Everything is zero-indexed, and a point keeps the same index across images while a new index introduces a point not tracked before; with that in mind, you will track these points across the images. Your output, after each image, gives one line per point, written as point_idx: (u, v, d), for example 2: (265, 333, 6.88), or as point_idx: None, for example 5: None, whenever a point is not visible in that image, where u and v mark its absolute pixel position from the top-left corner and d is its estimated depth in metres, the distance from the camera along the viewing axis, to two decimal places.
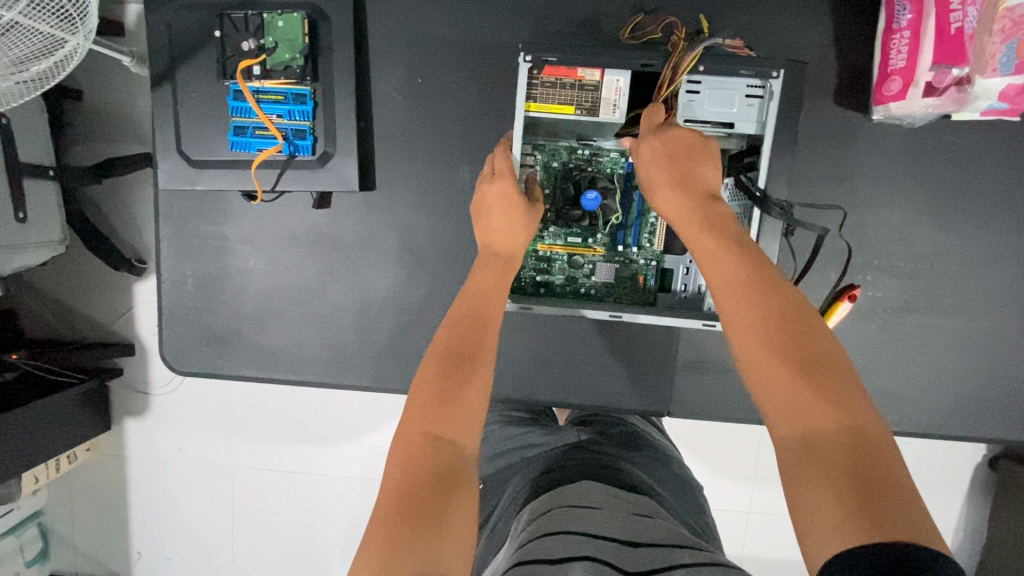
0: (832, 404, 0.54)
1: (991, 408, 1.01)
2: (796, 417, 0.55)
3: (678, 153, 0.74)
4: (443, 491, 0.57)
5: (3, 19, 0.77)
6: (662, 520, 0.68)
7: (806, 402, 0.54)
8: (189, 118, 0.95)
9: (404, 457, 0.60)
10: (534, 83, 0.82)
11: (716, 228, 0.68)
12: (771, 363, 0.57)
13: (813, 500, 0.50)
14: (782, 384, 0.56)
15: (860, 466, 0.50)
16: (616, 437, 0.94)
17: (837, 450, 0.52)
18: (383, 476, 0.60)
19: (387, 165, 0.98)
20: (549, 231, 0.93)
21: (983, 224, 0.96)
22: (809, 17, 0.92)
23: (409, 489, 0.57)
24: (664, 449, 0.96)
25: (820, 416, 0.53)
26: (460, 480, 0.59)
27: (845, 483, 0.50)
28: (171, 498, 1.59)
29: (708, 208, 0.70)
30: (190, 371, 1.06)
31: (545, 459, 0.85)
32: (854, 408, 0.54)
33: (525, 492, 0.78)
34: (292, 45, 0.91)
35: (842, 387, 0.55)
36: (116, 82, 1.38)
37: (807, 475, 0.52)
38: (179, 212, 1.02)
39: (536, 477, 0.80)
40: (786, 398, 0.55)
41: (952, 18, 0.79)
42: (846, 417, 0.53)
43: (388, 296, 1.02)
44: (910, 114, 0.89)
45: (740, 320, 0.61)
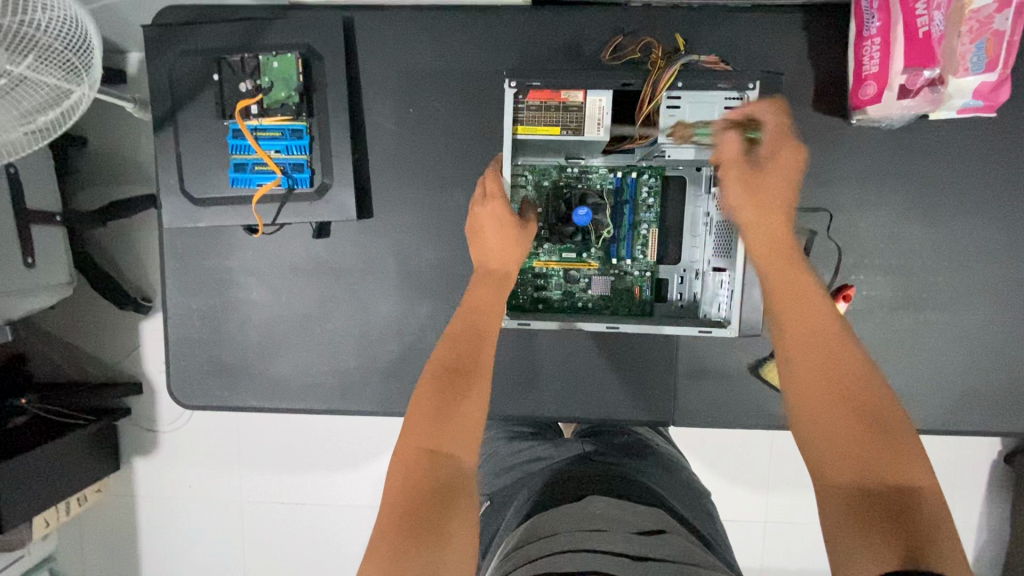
0: (887, 450, 0.56)
1: (996, 400, 1.01)
2: (848, 456, 0.56)
3: (770, 174, 0.74)
4: (443, 504, 0.60)
5: (11, 73, 0.82)
6: (674, 534, 0.68)
7: (862, 445, 0.56)
8: (190, 158, 0.98)
9: (404, 472, 0.61)
10: (521, 106, 0.84)
11: (785, 260, 0.69)
12: (826, 400, 0.59)
13: (850, 528, 0.54)
14: (839, 424, 0.58)
15: (906, 508, 0.53)
16: (623, 447, 0.95)
17: (889, 495, 0.54)
18: (383, 491, 0.62)
19: (382, 192, 1.01)
20: (544, 248, 0.96)
21: (970, 218, 0.98)
22: (782, 29, 0.95)
23: (409, 505, 0.59)
24: (670, 457, 0.96)
25: (875, 461, 0.55)
26: (459, 494, 0.61)
27: (887, 522, 0.52)
28: (184, 536, 1.59)
29: (778, 241, 0.71)
30: (198, 405, 1.07)
31: (550, 473, 0.85)
32: (910, 460, 0.55)
33: (527, 509, 0.77)
34: (287, 84, 0.94)
35: (898, 435, 0.56)
36: (121, 128, 1.45)
37: (849, 510, 0.54)
38: (182, 248, 1.04)
39: (539, 491, 0.80)
40: (841, 440, 0.57)
41: (920, 22, 0.82)
42: (900, 463, 0.55)
43: (389, 321, 1.03)
44: (888, 116, 0.92)
45: (802, 354, 0.62)
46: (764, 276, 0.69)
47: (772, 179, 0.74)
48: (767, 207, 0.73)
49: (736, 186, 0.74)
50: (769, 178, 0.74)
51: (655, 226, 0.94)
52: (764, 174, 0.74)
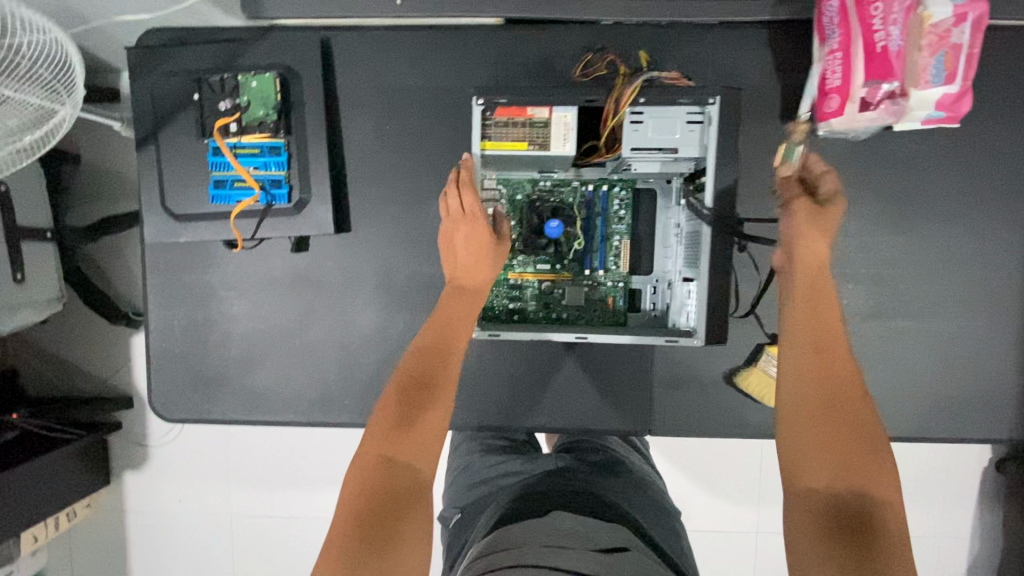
0: (856, 465, 0.66)
1: (972, 406, 1.02)
2: (828, 470, 0.65)
3: (824, 217, 0.83)
4: (397, 510, 0.65)
5: None
6: (635, 551, 0.70)
7: (843, 463, 0.66)
8: (172, 175, 1.00)
9: (361, 478, 0.67)
10: (488, 123, 0.86)
11: (805, 299, 0.78)
12: (811, 418, 0.69)
13: (810, 531, 0.63)
14: (824, 440, 0.67)
15: (868, 522, 0.62)
16: (595, 464, 0.95)
17: (853, 503, 0.63)
18: (340, 496, 0.67)
19: (361, 207, 1.03)
20: (519, 259, 0.98)
21: (939, 227, 1.00)
22: (749, 45, 0.97)
23: (364, 507, 0.64)
24: (642, 475, 0.97)
25: (848, 473, 0.65)
26: (412, 500, 0.66)
27: (848, 531, 0.61)
28: (173, 550, 1.60)
29: (806, 278, 0.80)
30: (180, 418, 1.08)
31: (520, 487, 0.86)
32: (873, 477, 0.65)
33: (493, 521, 0.78)
34: (265, 102, 0.96)
35: (867, 457, 0.66)
36: (114, 146, 1.49)
37: (817, 517, 0.63)
38: (164, 263, 1.06)
39: (508, 504, 0.80)
40: (824, 454, 0.66)
41: (878, 37, 0.84)
42: (865, 479, 0.65)
43: (368, 333, 1.05)
44: (852, 128, 0.93)
45: (799, 376, 0.72)
46: (790, 310, 0.78)
47: (822, 224, 0.83)
48: (807, 246, 0.81)
49: (793, 226, 0.83)
50: (824, 220, 0.83)
51: (627, 237, 0.96)
52: (820, 218, 0.83)
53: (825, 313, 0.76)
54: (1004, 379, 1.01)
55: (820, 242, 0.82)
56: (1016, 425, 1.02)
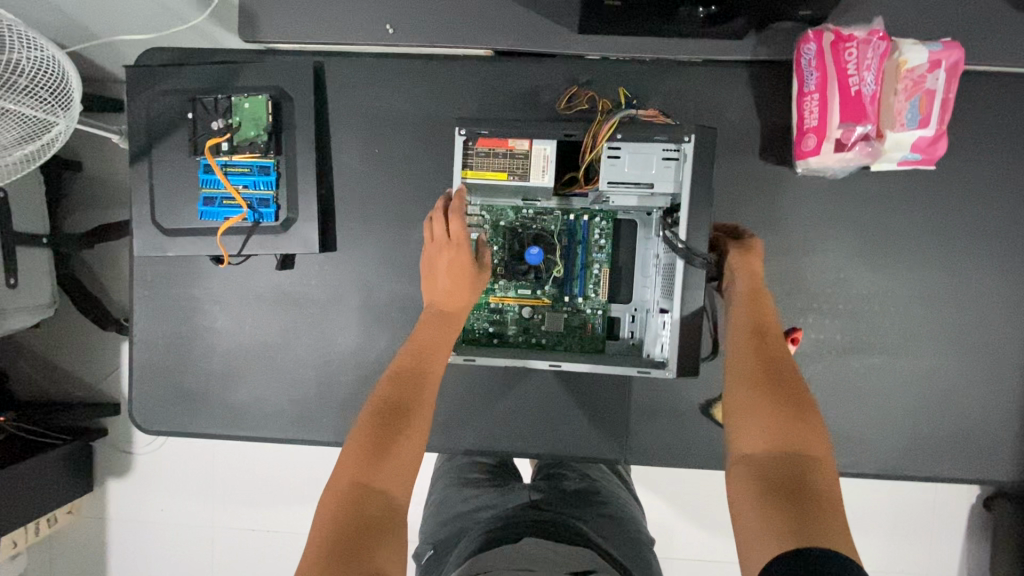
0: (794, 436, 0.66)
1: (947, 444, 1.02)
2: (764, 435, 0.67)
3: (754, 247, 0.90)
4: (372, 537, 0.65)
5: None
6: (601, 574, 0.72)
7: (779, 426, 0.67)
8: (162, 190, 1.02)
9: (336, 504, 0.68)
10: (470, 152, 0.89)
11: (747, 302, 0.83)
12: (751, 396, 0.71)
13: (751, 507, 0.62)
14: (759, 409, 0.69)
15: (805, 483, 0.62)
16: (570, 495, 0.96)
17: (792, 473, 0.63)
18: (314, 523, 0.67)
19: (347, 227, 1.05)
20: (500, 284, 0.99)
21: (915, 266, 1.01)
22: (730, 83, 1.00)
23: (337, 532, 0.64)
24: (619, 504, 0.97)
25: (786, 442, 0.66)
26: (386, 527, 0.66)
27: (783, 491, 0.62)
28: (152, 560, 1.60)
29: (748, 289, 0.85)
30: (159, 430, 1.08)
31: (493, 518, 0.87)
32: (812, 449, 0.66)
33: (466, 553, 0.79)
34: (257, 123, 0.99)
35: (807, 431, 0.67)
36: (113, 157, 1.53)
37: (754, 479, 0.64)
38: (152, 276, 1.07)
39: (479, 535, 0.81)
40: (760, 423, 0.68)
41: (852, 82, 0.88)
42: (802, 450, 0.65)
43: (349, 351, 1.06)
44: (829, 167, 0.95)
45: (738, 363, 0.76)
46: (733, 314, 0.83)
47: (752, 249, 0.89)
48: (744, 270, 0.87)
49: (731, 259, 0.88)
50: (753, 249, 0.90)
51: (606, 266, 0.97)
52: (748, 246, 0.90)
53: (762, 314, 0.81)
54: (979, 419, 1.02)
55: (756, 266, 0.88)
56: (990, 465, 1.02)
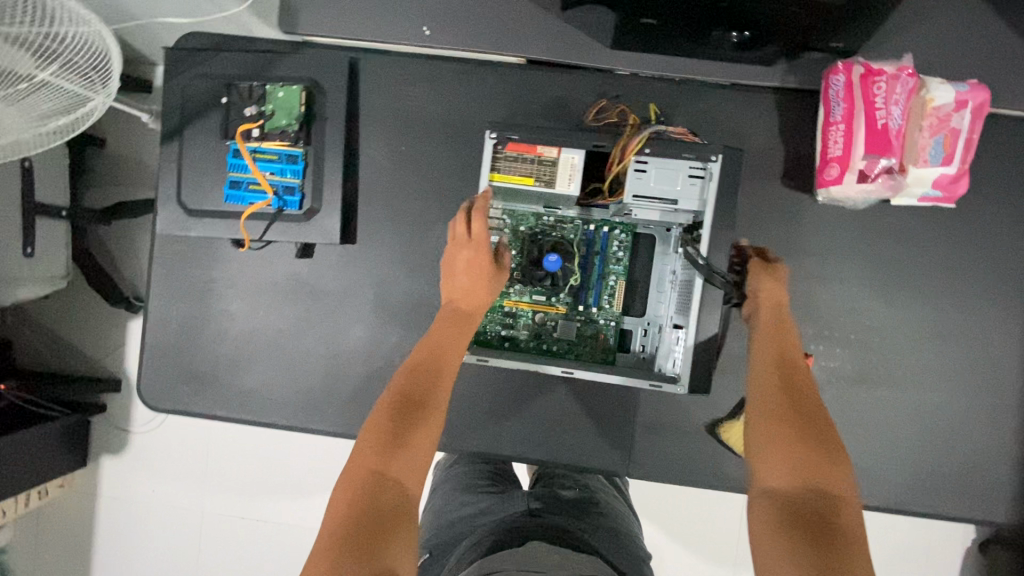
0: (819, 469, 0.67)
1: (951, 483, 1.02)
2: (788, 468, 0.67)
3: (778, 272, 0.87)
4: (385, 529, 0.66)
5: (36, 78, 0.88)
6: None
7: (801, 458, 0.67)
8: (190, 171, 1.03)
9: (351, 493, 0.69)
10: (498, 156, 0.90)
11: (773, 328, 0.82)
12: (774, 425, 0.71)
13: (771, 538, 0.63)
14: (781, 439, 0.69)
15: (827, 512, 0.63)
16: (568, 503, 0.96)
17: (816, 506, 0.64)
18: (327, 511, 0.68)
19: (368, 221, 1.06)
20: (516, 288, 1.00)
21: (928, 301, 1.01)
22: (756, 108, 1.01)
23: (352, 523, 0.66)
24: (616, 515, 0.98)
25: (811, 476, 0.66)
26: (400, 520, 0.67)
27: (807, 525, 0.62)
28: (139, 543, 1.61)
29: (773, 312, 0.84)
30: (165, 408, 1.08)
31: (495, 522, 0.87)
32: (837, 484, 0.66)
33: (471, 555, 0.79)
34: (289, 112, 1.00)
35: (831, 463, 0.67)
36: (139, 136, 1.55)
37: (777, 512, 0.64)
38: (172, 256, 1.08)
39: (483, 539, 0.81)
40: (782, 453, 0.68)
41: (879, 115, 0.90)
42: (826, 484, 0.66)
43: (360, 345, 1.06)
44: (849, 197, 0.96)
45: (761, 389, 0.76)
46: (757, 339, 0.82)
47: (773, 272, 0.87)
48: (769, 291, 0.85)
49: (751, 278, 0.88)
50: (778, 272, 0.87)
51: (622, 279, 0.99)
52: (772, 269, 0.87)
53: (786, 340, 0.81)
54: (984, 459, 1.02)
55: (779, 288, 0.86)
56: (993, 506, 1.02)
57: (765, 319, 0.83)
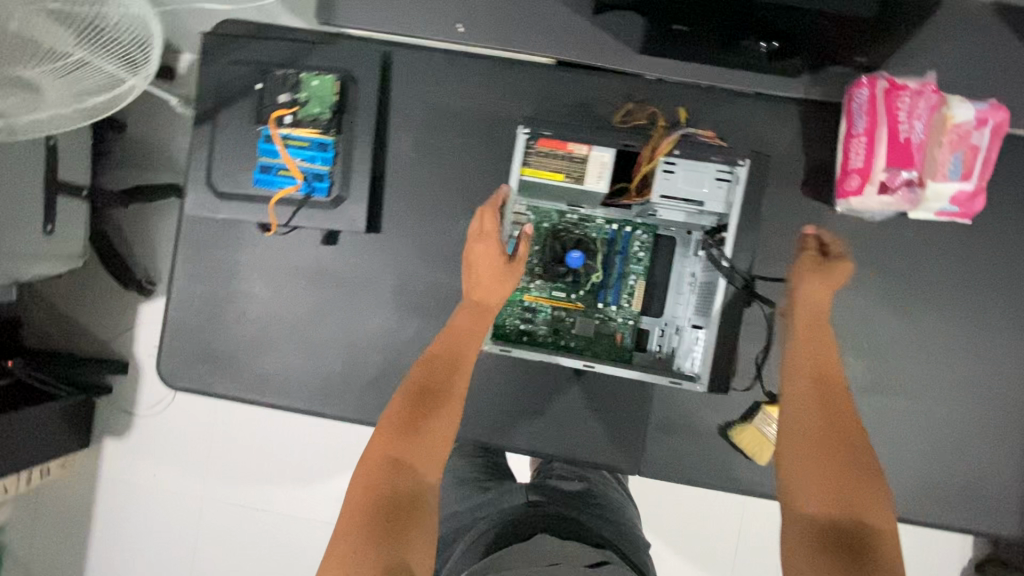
0: (853, 493, 0.71)
1: (957, 495, 1.03)
2: (820, 489, 0.71)
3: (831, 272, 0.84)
4: (403, 515, 0.69)
5: (75, 57, 0.88)
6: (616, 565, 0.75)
7: (835, 487, 0.71)
8: (221, 154, 1.05)
9: (368, 479, 0.71)
10: (530, 151, 0.92)
11: (812, 338, 0.82)
12: (808, 444, 0.74)
13: (806, 557, 0.68)
14: (817, 466, 0.73)
15: (859, 535, 0.68)
16: (569, 492, 0.96)
17: (849, 529, 0.68)
18: (347, 495, 0.71)
19: (393, 211, 1.07)
20: (536, 284, 1.01)
21: (941, 314, 1.03)
22: (780, 118, 1.04)
23: (371, 510, 0.69)
24: (615, 502, 1.00)
25: (846, 500, 0.70)
26: (415, 505, 0.70)
27: (839, 549, 0.67)
28: (137, 525, 1.62)
29: (812, 317, 0.84)
30: (182, 386, 1.09)
31: (497, 511, 0.88)
32: (870, 509, 0.70)
33: (478, 546, 0.80)
34: (322, 101, 1.02)
35: (865, 487, 0.71)
36: (164, 120, 1.57)
37: (811, 538, 0.69)
38: (198, 236, 1.09)
39: (488, 530, 0.83)
40: (816, 475, 0.72)
41: (902, 129, 0.92)
42: (861, 509, 0.70)
43: (380, 333, 1.08)
44: (868, 208, 0.98)
45: (797, 405, 0.78)
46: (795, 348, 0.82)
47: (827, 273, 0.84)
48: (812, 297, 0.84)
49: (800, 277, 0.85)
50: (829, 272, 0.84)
51: (642, 279, 1.00)
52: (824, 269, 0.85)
53: (824, 350, 0.82)
54: (991, 474, 1.03)
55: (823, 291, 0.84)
56: (999, 518, 1.03)
57: (802, 321, 0.83)
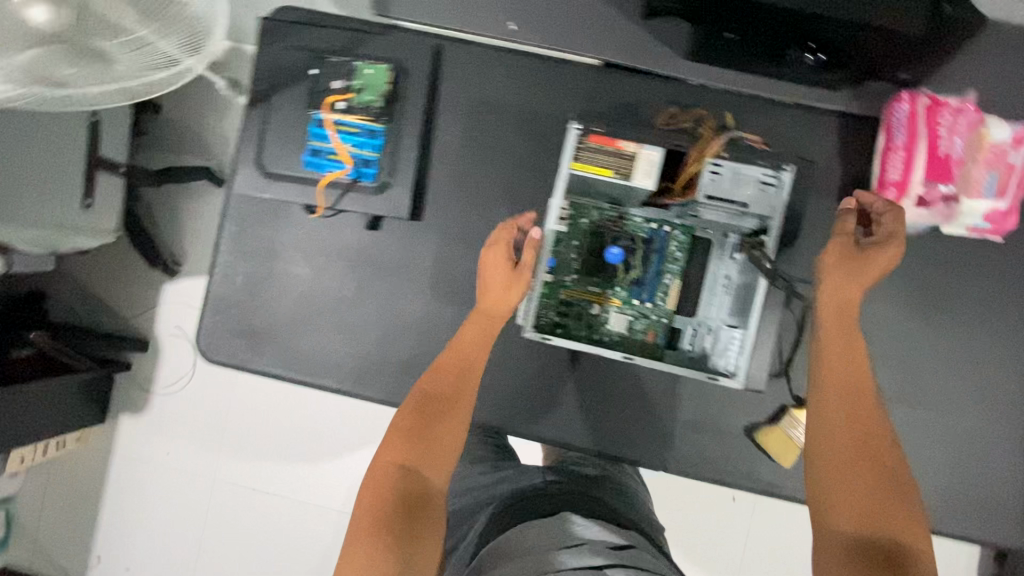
0: (886, 507, 0.74)
1: (975, 507, 1.05)
2: (853, 504, 0.75)
3: (864, 261, 0.86)
4: (410, 515, 0.78)
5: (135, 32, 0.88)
6: (642, 550, 0.83)
7: (868, 501, 0.75)
8: (273, 136, 1.08)
9: (381, 482, 0.81)
10: (581, 146, 0.96)
11: (844, 345, 0.84)
12: (842, 460, 0.78)
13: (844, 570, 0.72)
14: (850, 481, 0.76)
15: (892, 547, 0.72)
16: (584, 474, 1.05)
17: (883, 543, 0.72)
18: (360, 496, 0.82)
19: (436, 200, 1.10)
20: (572, 278, 1.03)
21: (969, 329, 1.05)
22: (819, 129, 1.06)
23: (381, 509, 0.79)
24: (626, 487, 1.08)
25: (879, 514, 0.74)
26: (421, 507, 0.80)
27: (876, 562, 0.71)
28: (149, 502, 1.65)
29: (842, 317, 0.85)
30: (220, 361, 1.12)
31: (517, 492, 0.97)
32: (903, 523, 0.74)
33: (500, 524, 0.88)
34: (375, 89, 1.06)
35: (896, 500, 0.75)
36: (205, 102, 1.60)
37: (847, 551, 0.73)
38: (244, 215, 1.12)
39: (509, 509, 0.91)
40: (850, 490, 0.76)
41: (942, 144, 0.96)
42: (895, 524, 0.74)
43: (417, 318, 1.10)
44: (904, 221, 1.01)
45: (833, 420, 0.80)
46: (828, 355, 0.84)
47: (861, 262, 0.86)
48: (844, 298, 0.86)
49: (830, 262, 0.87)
50: (862, 262, 0.86)
51: (677, 278, 1.02)
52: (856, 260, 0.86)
53: (859, 361, 0.83)
54: (1010, 488, 1.05)
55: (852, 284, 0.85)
56: (1015, 532, 1.05)
57: (829, 322, 0.86)
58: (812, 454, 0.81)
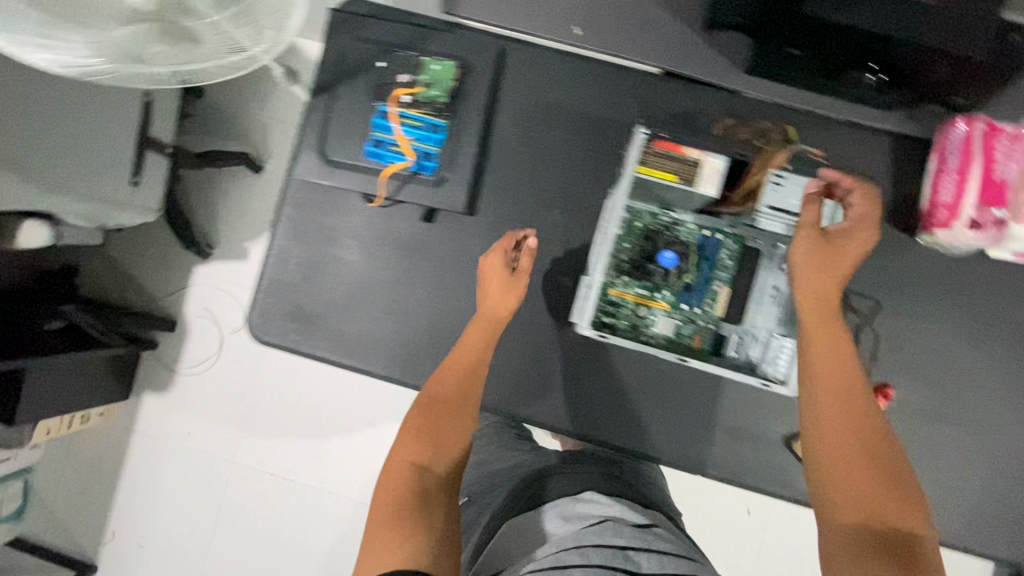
0: (892, 501, 0.78)
1: (1004, 527, 1.06)
2: (855, 498, 0.79)
3: (834, 250, 0.88)
4: (424, 508, 0.82)
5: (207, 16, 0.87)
6: (662, 528, 0.88)
7: (869, 493, 0.78)
8: (337, 124, 1.10)
9: (396, 481, 0.86)
10: (648, 151, 1.00)
11: (829, 342, 0.86)
12: (842, 458, 0.80)
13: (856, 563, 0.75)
14: (854, 477, 0.79)
15: (899, 536, 0.76)
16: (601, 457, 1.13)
17: (889, 533, 0.76)
18: (374, 498, 0.85)
19: (492, 196, 1.12)
20: (622, 280, 1.05)
21: (1008, 352, 1.07)
22: (870, 148, 1.09)
23: (396, 504, 0.83)
24: (646, 477, 1.14)
25: (884, 508, 0.77)
26: (434, 500, 0.84)
27: (884, 550, 0.75)
28: (170, 481, 1.66)
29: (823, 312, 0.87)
30: (269, 341, 1.14)
31: (533, 469, 1.03)
32: (908, 514, 0.77)
33: (520, 497, 0.95)
34: (441, 86, 1.09)
35: (900, 493, 0.79)
36: (256, 89, 1.63)
37: (856, 543, 0.76)
38: (302, 200, 1.15)
39: (529, 483, 0.98)
40: (852, 484, 0.79)
41: (997, 169, 0.96)
42: (902, 516, 0.77)
43: (466, 311, 1.12)
44: (954, 242, 1.02)
45: (831, 420, 0.82)
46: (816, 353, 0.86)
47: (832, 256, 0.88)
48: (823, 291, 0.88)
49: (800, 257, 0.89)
50: (834, 254, 0.88)
51: (726, 286, 1.04)
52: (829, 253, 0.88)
53: (847, 357, 0.85)
54: None
55: (823, 275, 0.88)
56: None
57: (816, 318, 0.87)
58: (812, 453, 0.83)
